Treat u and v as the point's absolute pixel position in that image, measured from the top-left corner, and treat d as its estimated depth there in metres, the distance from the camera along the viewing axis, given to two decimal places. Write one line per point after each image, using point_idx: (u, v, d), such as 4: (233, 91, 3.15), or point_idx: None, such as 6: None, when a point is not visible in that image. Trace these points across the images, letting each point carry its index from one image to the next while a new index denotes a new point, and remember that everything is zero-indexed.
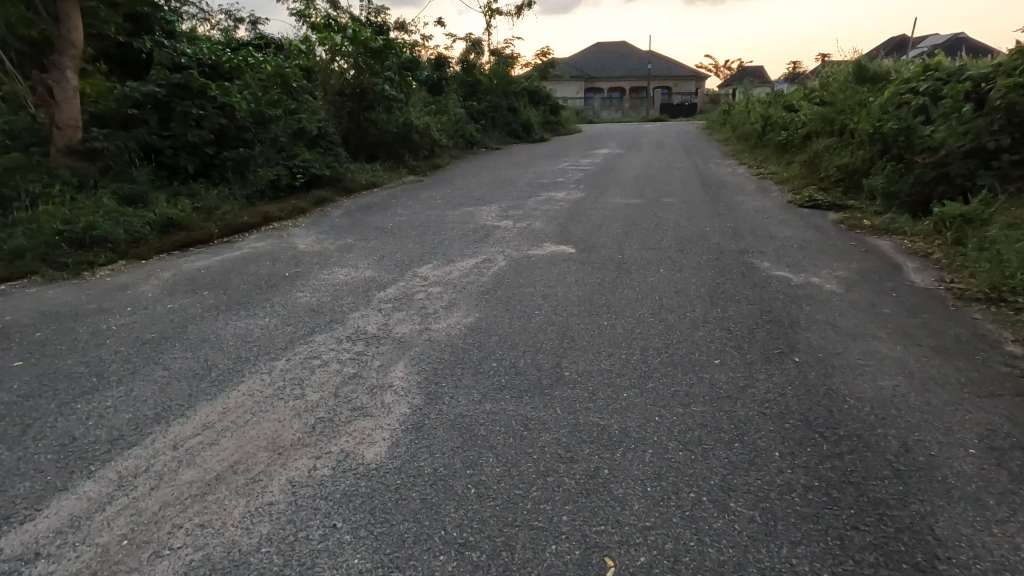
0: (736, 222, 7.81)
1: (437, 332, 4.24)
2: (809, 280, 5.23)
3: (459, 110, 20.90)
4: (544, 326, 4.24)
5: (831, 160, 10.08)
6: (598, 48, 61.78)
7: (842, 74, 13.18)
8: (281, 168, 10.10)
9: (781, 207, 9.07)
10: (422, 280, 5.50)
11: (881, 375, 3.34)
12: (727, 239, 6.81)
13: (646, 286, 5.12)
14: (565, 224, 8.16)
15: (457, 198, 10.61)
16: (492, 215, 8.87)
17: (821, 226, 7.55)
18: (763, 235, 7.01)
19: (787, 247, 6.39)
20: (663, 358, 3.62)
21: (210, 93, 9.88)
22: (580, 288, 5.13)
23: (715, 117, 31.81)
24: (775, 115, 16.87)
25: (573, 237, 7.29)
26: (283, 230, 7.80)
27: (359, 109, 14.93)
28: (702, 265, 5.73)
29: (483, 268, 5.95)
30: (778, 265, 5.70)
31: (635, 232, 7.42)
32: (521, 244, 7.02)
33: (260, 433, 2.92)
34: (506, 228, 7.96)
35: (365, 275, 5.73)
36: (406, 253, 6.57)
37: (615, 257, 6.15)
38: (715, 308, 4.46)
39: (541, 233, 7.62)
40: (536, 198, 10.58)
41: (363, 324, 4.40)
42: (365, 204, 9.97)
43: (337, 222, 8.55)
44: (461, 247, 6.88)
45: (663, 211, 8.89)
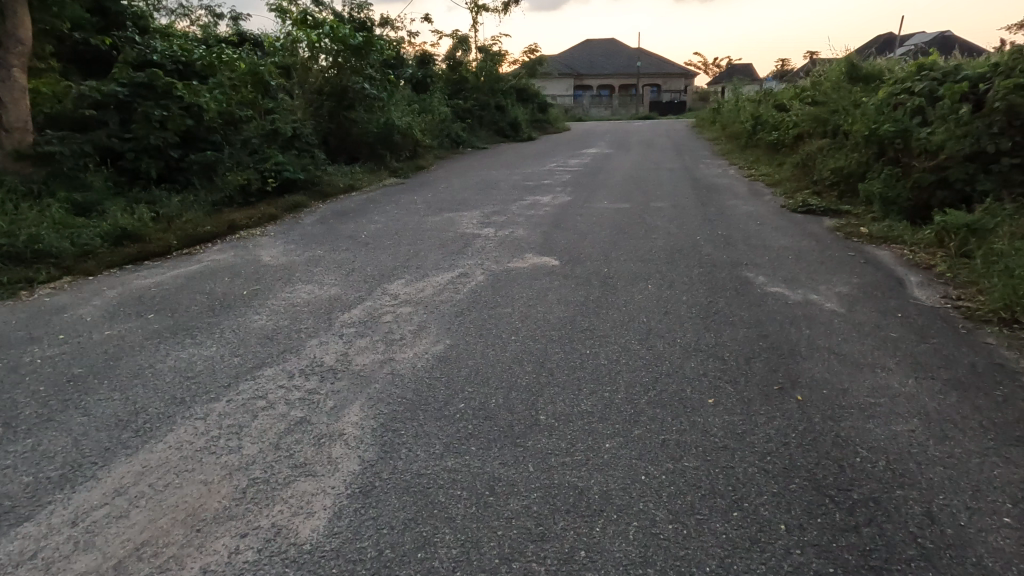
0: (727, 230, 7.45)
1: (401, 362, 3.83)
2: (807, 298, 4.86)
3: (444, 109, 20.44)
4: (519, 356, 3.85)
5: (824, 162, 9.75)
6: (587, 45, 61.40)
7: (834, 72, 12.88)
8: (252, 172, 9.63)
9: (774, 212, 8.73)
10: (391, 299, 5.09)
11: (894, 418, 2.98)
12: (719, 249, 6.45)
13: (632, 305, 4.74)
14: (548, 232, 7.77)
15: (438, 202, 10.18)
16: (473, 222, 8.46)
17: (816, 234, 7.22)
18: (756, 244, 6.65)
19: (782, 258, 6.04)
20: (651, 397, 3.24)
21: (175, 93, 9.38)
22: (560, 308, 4.74)
23: (704, 116, 31.56)
24: (766, 115, 16.57)
25: (557, 247, 6.91)
26: (249, 240, 7.34)
27: (339, 108, 14.43)
28: (693, 281, 5.36)
29: (459, 284, 5.55)
30: (774, 280, 5.34)
31: (621, 240, 7.04)
32: (502, 255, 6.62)
33: (179, 501, 2.49)
34: (487, 237, 7.56)
35: (330, 293, 5.30)
36: (378, 267, 6.15)
37: (600, 271, 5.77)
38: (708, 333, 4.08)
39: (522, 243, 7.22)
40: (520, 202, 10.16)
41: (319, 354, 3.97)
42: (341, 210, 9.52)
43: (309, 230, 8.10)
44: (437, 259, 6.47)
45: (652, 217, 8.53)
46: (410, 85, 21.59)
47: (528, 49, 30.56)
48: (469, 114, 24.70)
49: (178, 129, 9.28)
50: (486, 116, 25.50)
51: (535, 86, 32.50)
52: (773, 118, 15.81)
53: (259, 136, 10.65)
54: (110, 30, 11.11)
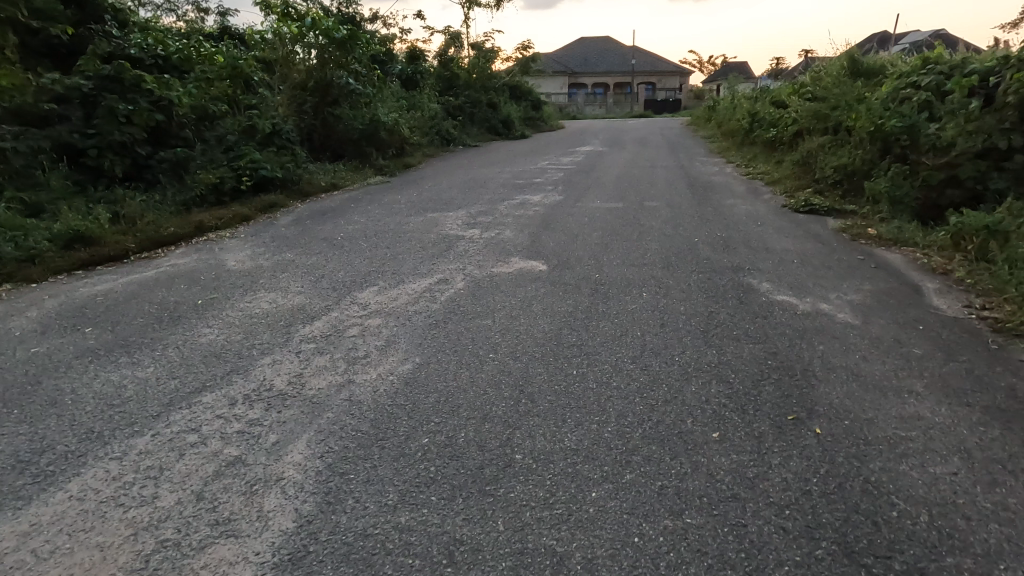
0: (727, 231, 7.01)
1: (361, 385, 3.36)
2: (817, 307, 4.43)
3: (434, 106, 19.93)
4: (496, 377, 3.39)
5: (826, 160, 9.33)
6: (581, 43, 60.92)
7: (834, 67, 12.47)
8: (225, 170, 9.12)
9: (775, 212, 8.30)
10: (360, 310, 4.62)
11: (929, 458, 2.54)
12: (719, 252, 6.00)
13: (625, 316, 4.28)
14: (536, 234, 7.30)
15: (423, 201, 9.70)
16: (458, 223, 7.99)
17: (821, 236, 6.79)
18: (758, 247, 6.21)
19: (788, 262, 5.60)
20: (646, 430, 2.78)
21: (144, 87, 8.86)
22: (546, 320, 4.28)
23: (699, 114, 31.18)
24: (763, 111, 16.15)
25: (545, 250, 6.44)
26: (216, 242, 6.85)
27: (323, 104, 13.92)
28: (692, 288, 4.91)
29: (437, 291, 5.09)
30: (780, 287, 4.90)
31: (615, 243, 6.58)
32: (485, 258, 6.16)
33: (65, 575, 2.03)
34: (472, 239, 7.09)
35: (294, 302, 4.82)
36: (350, 272, 5.67)
37: (590, 276, 5.32)
38: (710, 350, 3.63)
39: (508, 245, 6.75)
40: (509, 202, 9.69)
41: (270, 375, 3.50)
42: (319, 210, 9.03)
43: (282, 232, 7.61)
44: (416, 263, 6.00)
45: (646, 217, 8.07)
46: (400, 81, 21.08)
47: (521, 46, 30.06)
48: (460, 111, 24.19)
49: (146, 124, 8.77)
50: (477, 113, 24.99)
51: (529, 83, 32.02)
52: (771, 115, 15.39)
53: (234, 132, 10.13)
54: (78, 21, 10.56)
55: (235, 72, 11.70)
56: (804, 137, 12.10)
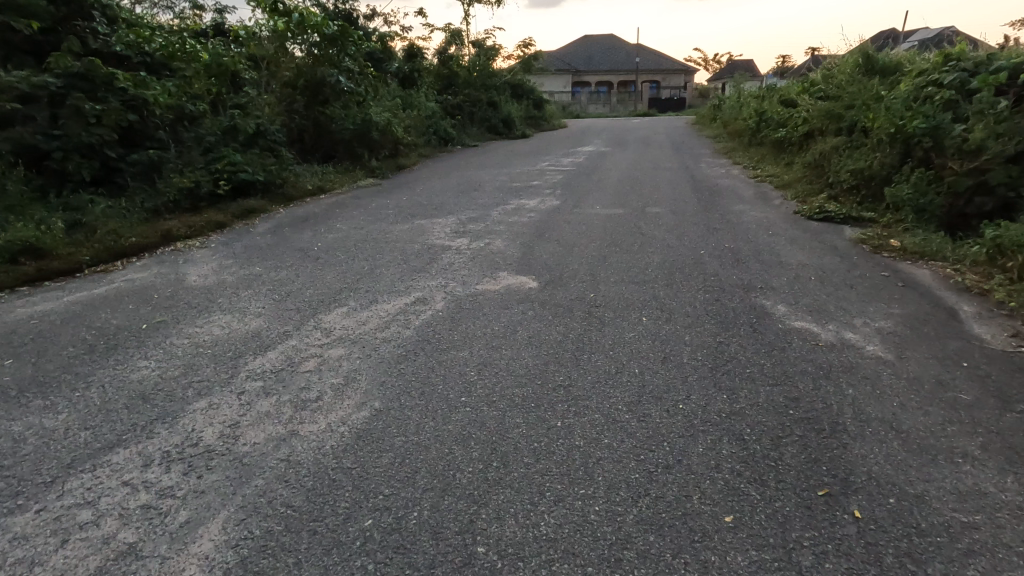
0: (735, 242, 6.46)
1: (305, 439, 2.83)
2: (841, 336, 3.88)
3: (432, 105, 19.39)
4: (465, 430, 2.86)
5: (841, 163, 8.75)
6: (585, 41, 60.24)
7: (846, 64, 11.88)
8: (202, 173, 8.62)
9: (786, 220, 7.73)
10: (322, 337, 4.09)
11: (1003, 559, 2.01)
12: (728, 267, 5.46)
13: (621, 348, 3.74)
14: (528, 244, 6.76)
15: (411, 206, 9.17)
16: (447, 232, 7.46)
17: (838, 247, 6.23)
18: (771, 261, 5.65)
19: (804, 280, 5.06)
20: (643, 513, 2.25)
21: (116, 85, 8.36)
22: (531, 351, 3.74)
23: (703, 113, 30.51)
24: (771, 110, 15.56)
25: (537, 263, 5.90)
26: (181, 254, 6.34)
27: (313, 104, 13.41)
28: (697, 310, 4.37)
29: (412, 313, 4.56)
30: (797, 310, 4.36)
31: (612, 255, 6.04)
32: (470, 273, 5.62)
33: None
34: (458, 250, 6.55)
35: (251, 326, 4.30)
36: (320, 289, 5.14)
37: (584, 296, 4.78)
38: (720, 394, 3.09)
39: (498, 257, 6.21)
40: (503, 207, 9.15)
41: (200, 425, 2.97)
42: (301, 216, 8.52)
43: (256, 240, 7.10)
44: (393, 278, 5.47)
45: (648, 224, 7.52)
46: (396, 80, 20.55)
47: (523, 44, 29.49)
48: (458, 110, 23.64)
49: (117, 124, 8.27)
50: (477, 113, 24.45)
51: (530, 82, 31.46)
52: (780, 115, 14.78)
53: (214, 133, 9.62)
54: None
55: (219, 71, 11.20)
56: (815, 138, 11.51)
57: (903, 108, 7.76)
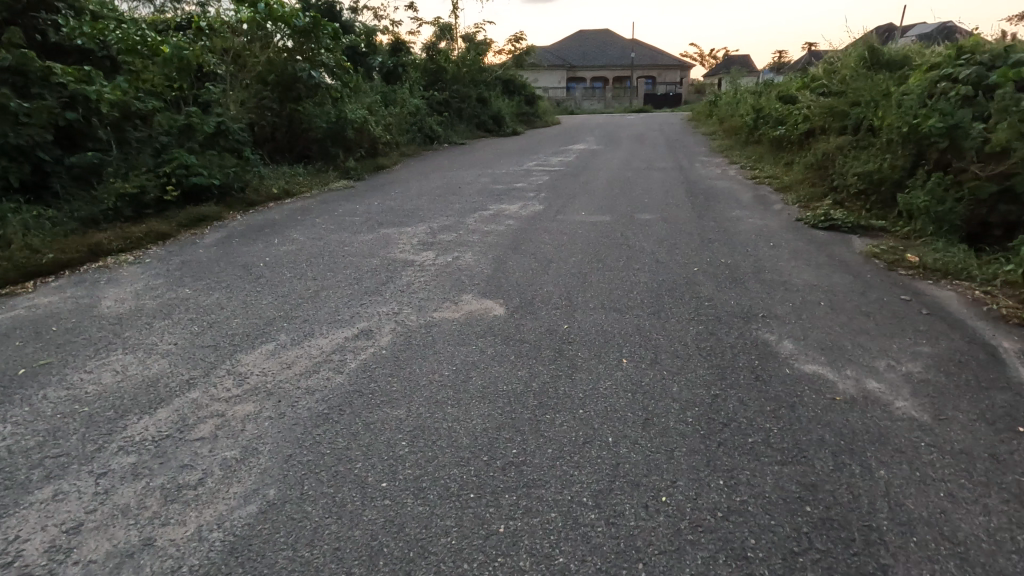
0: (733, 256, 5.76)
1: (160, 556, 2.12)
2: (863, 387, 3.18)
3: (416, 101, 18.62)
4: (376, 540, 2.15)
5: (847, 164, 8.05)
6: (580, 37, 59.43)
7: (850, 57, 11.17)
8: (148, 177, 7.86)
9: (789, 229, 7.03)
10: (233, 386, 3.37)
11: None
12: (726, 289, 4.77)
13: (595, 405, 3.03)
14: (502, 259, 6.02)
15: (380, 213, 8.44)
16: (413, 243, 6.72)
17: (848, 262, 5.53)
18: (774, 281, 4.97)
19: (813, 306, 4.36)
20: None
21: (52, 80, 7.58)
22: (482, 409, 3.03)
23: (699, 110, 29.82)
24: (769, 107, 14.87)
25: (508, 283, 5.19)
26: (106, 272, 5.61)
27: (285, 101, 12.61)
28: (689, 349, 3.67)
29: (351, 351, 3.84)
30: (808, 347, 3.67)
31: (593, 273, 5.33)
32: (430, 296, 4.90)
33: None
34: (422, 266, 5.83)
35: (151, 370, 3.58)
36: (249, 319, 4.40)
37: (555, 328, 4.07)
38: (716, 481, 2.40)
39: (464, 275, 5.48)
40: (480, 214, 8.42)
41: (29, 531, 2.26)
42: (256, 224, 7.78)
43: (199, 254, 6.35)
44: (340, 302, 4.75)
45: (637, 234, 6.81)
46: (380, 75, 19.75)
47: (514, 38, 28.68)
48: (446, 106, 22.83)
49: (52, 124, 7.49)
50: (465, 109, 23.70)
51: (522, 77, 30.67)
52: (779, 113, 14.08)
53: (167, 133, 8.84)
54: None
55: (179, 65, 10.40)
56: (818, 136, 10.81)
57: (916, 105, 7.06)
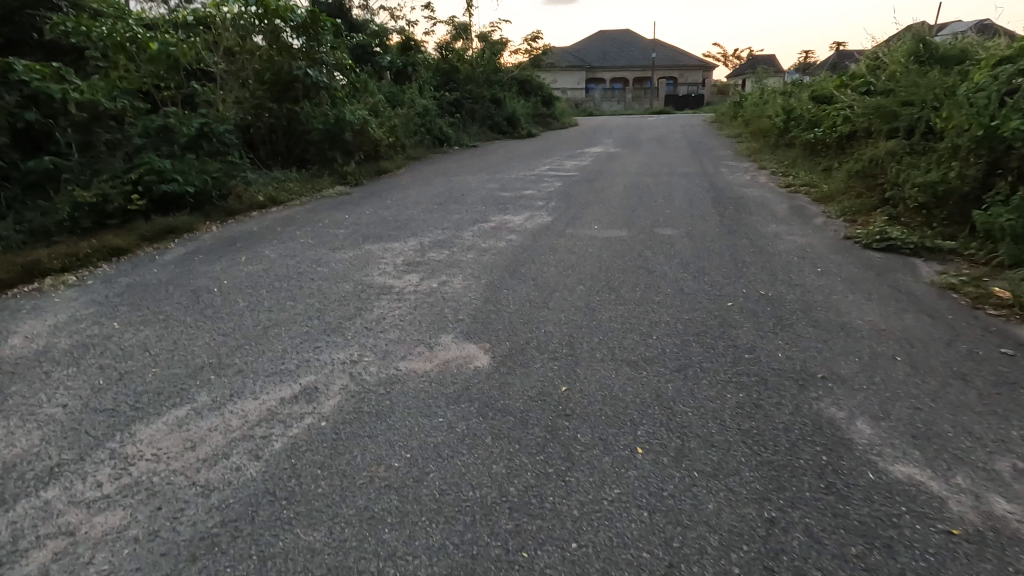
0: (774, 286, 4.76)
1: None
2: (986, 510, 2.21)
3: (426, 102, 17.82)
4: None
5: (903, 172, 6.98)
6: (599, 37, 58.35)
7: (899, 51, 10.04)
8: (113, 184, 7.14)
9: (836, 249, 6.00)
10: (110, 479, 2.51)
11: None
12: (771, 336, 3.79)
13: (595, 534, 2.11)
14: (496, 285, 5.10)
15: (369, 224, 7.60)
16: (397, 263, 5.85)
17: (920, 296, 4.51)
18: (832, 324, 3.97)
19: (887, 363, 3.38)
20: None
21: (12, 77, 6.90)
22: (434, 536, 2.13)
23: (722, 111, 28.57)
24: (803, 108, 13.74)
25: (500, 320, 4.26)
26: (34, 297, 4.83)
27: (281, 101, 11.88)
28: (729, 432, 2.71)
29: (284, 421, 2.96)
30: (894, 433, 2.70)
31: (604, 308, 4.38)
32: (403, 336, 4.01)
33: None
34: (402, 293, 4.95)
35: (15, 448, 2.73)
36: (171, 367, 3.55)
37: (550, 391, 3.15)
38: None
39: (449, 307, 4.57)
40: (480, 226, 7.52)
41: None
42: (229, 237, 7.00)
43: (151, 273, 5.56)
44: (291, 345, 3.89)
45: (658, 255, 5.82)
46: (389, 74, 18.98)
47: (530, 37, 27.76)
48: (458, 107, 21.97)
49: (8, 126, 6.81)
50: (478, 110, 22.81)
51: (538, 78, 29.74)
52: (814, 114, 12.93)
53: (143, 135, 8.12)
54: None
55: (165, 62, 9.72)
56: (862, 139, 9.71)
57: (992, 104, 5.98)
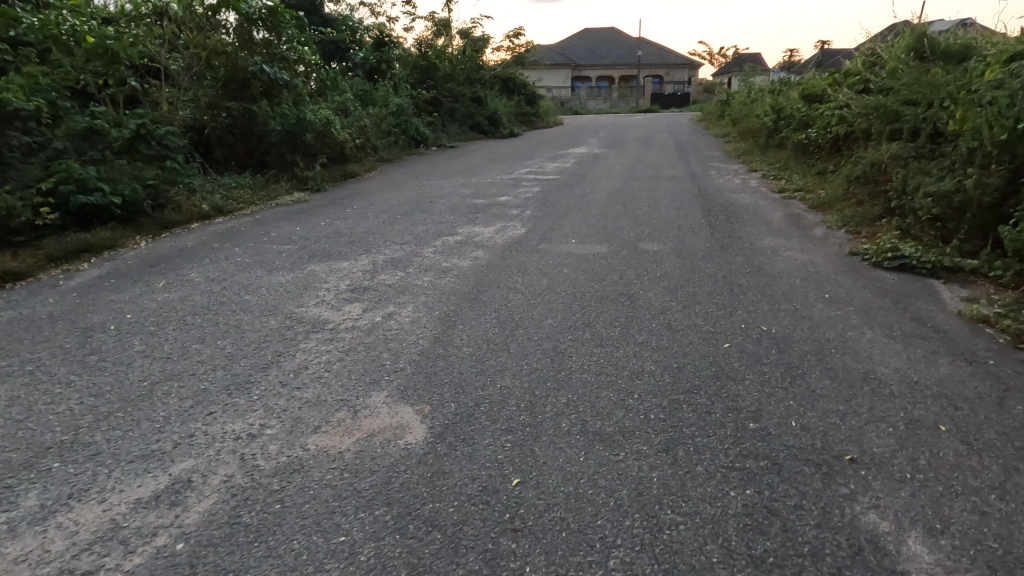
0: (779, 319, 4.03)
1: None
2: None
3: (401, 100, 16.97)
4: None
5: (912, 180, 6.31)
6: (585, 35, 57.73)
7: (899, 47, 9.41)
8: (18, 195, 6.30)
9: (843, 269, 5.29)
10: None
11: None
12: (781, 393, 3.05)
13: None
14: (451, 318, 4.33)
15: (321, 239, 6.79)
16: (342, 288, 5.05)
17: (949, 333, 3.81)
18: (852, 375, 3.24)
19: (931, 437, 2.65)
20: None
21: None
22: None
23: (710, 109, 27.94)
24: (794, 107, 13.14)
25: (447, 368, 3.48)
26: None
27: (236, 99, 11.00)
28: (735, 563, 1.97)
29: (129, 541, 2.17)
30: (959, 561, 1.97)
31: (576, 352, 3.62)
32: (324, 395, 3.22)
33: None
34: (338, 329, 4.15)
35: None
36: (9, 448, 2.74)
37: (498, 486, 2.38)
38: None
39: (389, 350, 3.78)
40: (445, 240, 6.74)
41: None
42: (155, 255, 6.14)
43: (46, 304, 4.71)
44: (181, 407, 3.09)
45: (642, 277, 5.07)
46: (362, 71, 18.10)
47: (513, 34, 26.97)
48: (437, 106, 21.10)
49: None
50: (458, 109, 21.96)
51: (522, 76, 28.96)
52: (805, 115, 12.29)
53: (65, 139, 7.23)
54: None
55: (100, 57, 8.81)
56: (861, 142, 9.06)
57: None
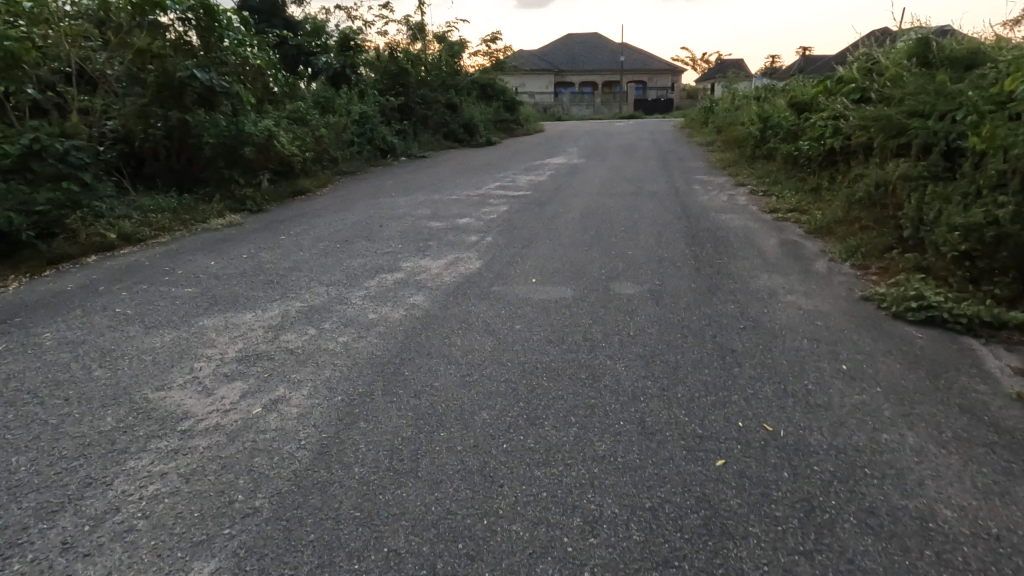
0: (787, 412, 3.04)
1: None
2: None
3: (366, 108, 15.88)
4: None
5: (929, 207, 5.40)
6: (568, 40, 57.07)
7: (900, 53, 8.58)
8: None
9: (857, 321, 4.33)
10: None
11: None
12: (801, 568, 2.04)
13: None
14: (355, 407, 3.25)
15: (234, 278, 5.70)
16: (229, 354, 3.96)
17: (1015, 434, 2.83)
18: (901, 522, 2.25)
19: None
20: None
21: None
22: None
23: (693, 115, 27.21)
24: (782, 115, 12.31)
25: (321, 510, 2.42)
26: None
27: (168, 109, 9.84)
28: None
29: None
30: None
31: (510, 476, 2.58)
32: (123, 570, 2.14)
33: None
34: (194, 428, 3.07)
35: None
36: None
37: None
38: None
39: (250, 471, 2.70)
40: (383, 278, 5.68)
41: None
42: (21, 304, 5.00)
43: None
44: None
45: (611, 337, 4.06)
46: (325, 77, 17.02)
47: (490, 38, 25.97)
48: (408, 113, 19.97)
49: None
50: (432, 117, 20.84)
51: (501, 81, 27.99)
52: (794, 124, 11.46)
53: None
54: None
55: None
56: (860, 157, 8.18)
57: None
